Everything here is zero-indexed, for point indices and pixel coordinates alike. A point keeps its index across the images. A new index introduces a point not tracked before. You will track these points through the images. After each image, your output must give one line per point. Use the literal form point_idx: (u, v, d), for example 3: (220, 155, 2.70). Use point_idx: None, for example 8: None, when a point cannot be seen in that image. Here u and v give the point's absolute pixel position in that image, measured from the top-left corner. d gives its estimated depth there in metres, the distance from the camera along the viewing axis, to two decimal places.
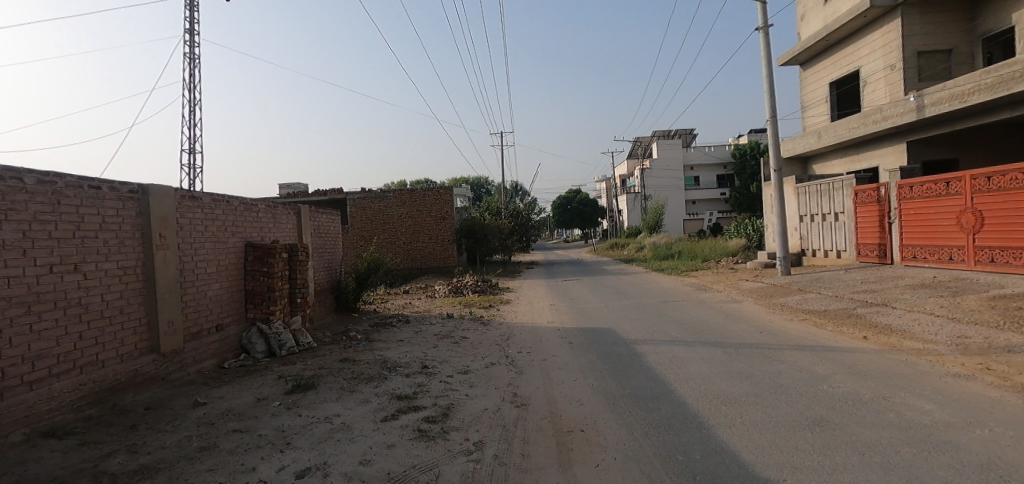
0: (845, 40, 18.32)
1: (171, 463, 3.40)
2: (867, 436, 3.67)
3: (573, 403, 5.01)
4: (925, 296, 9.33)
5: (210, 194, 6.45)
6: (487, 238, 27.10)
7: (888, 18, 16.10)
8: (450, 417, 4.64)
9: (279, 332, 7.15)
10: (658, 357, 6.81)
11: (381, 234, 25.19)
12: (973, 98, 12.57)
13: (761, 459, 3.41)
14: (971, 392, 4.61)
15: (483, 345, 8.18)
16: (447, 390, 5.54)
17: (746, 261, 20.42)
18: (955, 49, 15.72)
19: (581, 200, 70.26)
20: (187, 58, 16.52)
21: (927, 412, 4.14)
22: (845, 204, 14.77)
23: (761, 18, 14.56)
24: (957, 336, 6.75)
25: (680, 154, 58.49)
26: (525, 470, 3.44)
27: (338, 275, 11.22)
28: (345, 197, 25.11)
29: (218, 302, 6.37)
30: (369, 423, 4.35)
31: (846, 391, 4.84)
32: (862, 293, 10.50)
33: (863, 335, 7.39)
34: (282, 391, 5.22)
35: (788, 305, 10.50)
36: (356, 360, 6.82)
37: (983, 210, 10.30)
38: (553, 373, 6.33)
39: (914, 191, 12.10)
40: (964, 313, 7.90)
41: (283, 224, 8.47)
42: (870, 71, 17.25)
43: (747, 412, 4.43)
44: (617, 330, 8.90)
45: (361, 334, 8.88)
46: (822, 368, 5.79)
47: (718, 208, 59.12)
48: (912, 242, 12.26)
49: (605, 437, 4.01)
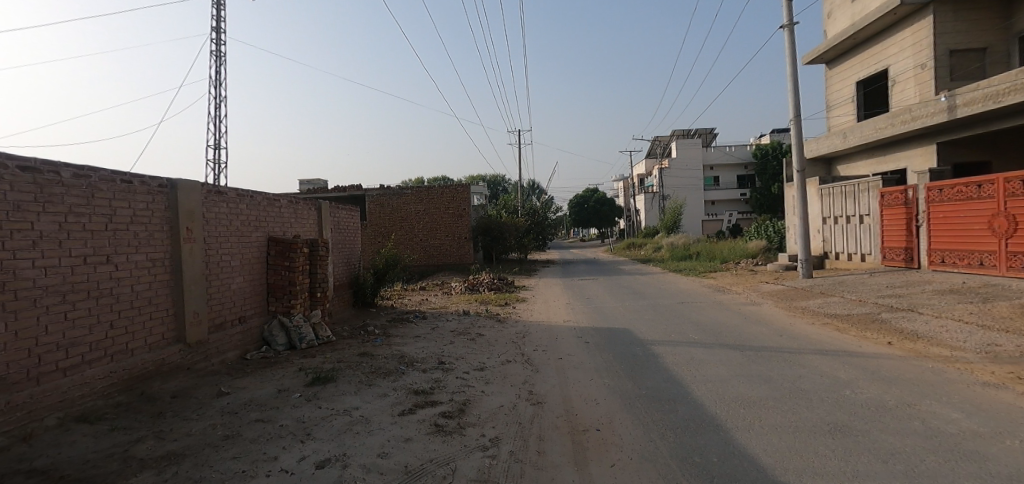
0: (872, 38, 17.88)
1: (196, 450, 3.50)
2: (892, 444, 3.60)
3: (589, 403, 4.99)
4: (953, 302, 9.05)
5: (236, 188, 6.59)
6: (504, 236, 27.12)
7: (919, 15, 15.66)
8: (467, 412, 4.67)
9: (299, 325, 7.28)
10: (676, 358, 6.76)
11: (399, 230, 25.44)
12: (1007, 99, 12.16)
13: (780, 464, 3.37)
14: (1000, 401, 4.49)
15: (500, 343, 8.21)
16: (463, 387, 5.57)
17: (766, 263, 20.11)
18: (990, 48, 15.22)
19: (598, 199, 69.96)
20: (213, 56, 16.85)
21: (953, 420, 4.05)
22: (870, 206, 14.43)
23: (786, 16, 14.27)
24: (987, 344, 6.54)
25: (699, 154, 57.80)
26: (541, 468, 3.45)
27: (356, 270, 11.34)
28: (364, 194, 25.38)
29: (241, 295, 6.51)
30: (386, 417, 4.41)
31: (869, 398, 4.75)
32: (887, 298, 10.24)
33: (888, 341, 7.22)
34: (302, 384, 5.30)
35: (809, 309, 10.29)
36: (374, 354, 6.91)
37: (1015, 214, 9.98)
38: (569, 372, 6.32)
39: (944, 193, 11.77)
40: (994, 320, 7.66)
41: (304, 220, 8.61)
42: (899, 70, 16.77)
43: (766, 416, 4.38)
44: (633, 331, 8.85)
45: (379, 329, 9.00)
46: (844, 372, 5.69)
47: (738, 209, 58.30)
48: (940, 247, 11.94)
49: (621, 438, 4.00)
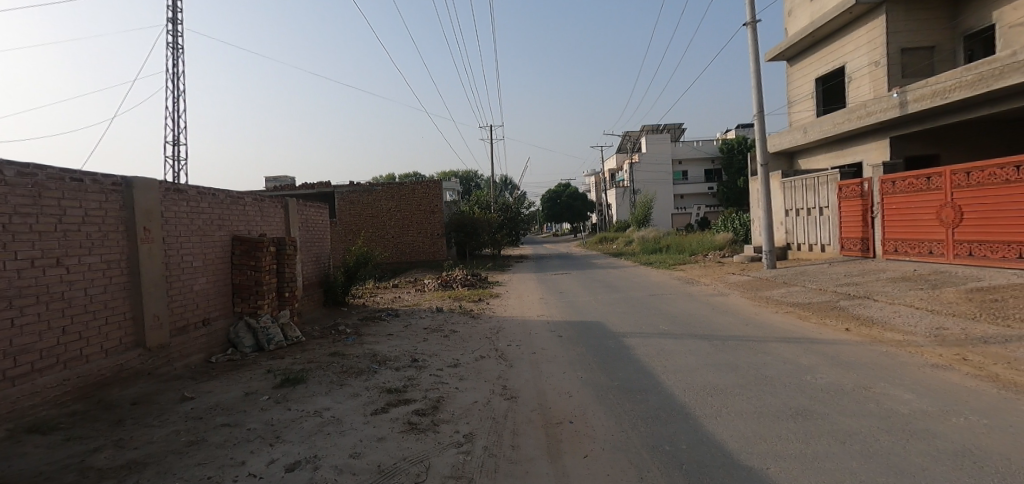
0: (830, 36, 18.53)
1: (159, 458, 3.38)
2: (849, 426, 3.77)
3: (562, 395, 5.06)
4: (906, 289, 9.52)
5: (196, 186, 6.36)
6: (477, 232, 26.99)
7: (873, 14, 16.31)
8: (440, 409, 4.66)
9: (267, 326, 7.10)
10: (645, 349, 6.92)
11: (370, 228, 25.11)
12: (953, 95, 12.81)
13: (745, 449, 3.48)
14: (947, 381, 4.75)
15: (474, 339, 8.21)
16: (437, 384, 5.54)
17: (733, 255, 20.67)
18: (937, 47, 15.97)
19: (570, 194, 70.61)
20: (170, 49, 16.21)
21: (905, 401, 4.26)
22: (829, 199, 14.99)
23: (749, 13, 14.64)
24: (936, 328, 6.90)
25: (669, 149, 58.90)
26: (515, 462, 3.48)
27: (326, 269, 11.13)
28: (333, 191, 24.88)
29: (205, 296, 6.31)
30: (359, 417, 4.36)
31: (828, 382, 4.95)
32: (846, 287, 10.68)
33: (846, 327, 7.54)
34: (271, 386, 5.20)
35: (774, 298, 10.63)
36: (346, 353, 6.81)
37: (961, 205, 10.54)
38: (542, 366, 6.38)
39: (896, 186, 12.34)
40: (942, 306, 8.08)
41: (270, 218, 8.38)
42: (855, 67, 17.43)
43: (733, 403, 4.53)
44: (605, 324, 8.97)
45: (351, 328, 8.87)
46: (805, 359, 5.92)
47: (706, 203, 59.68)
48: (893, 237, 12.51)
49: (594, 428, 4.07)
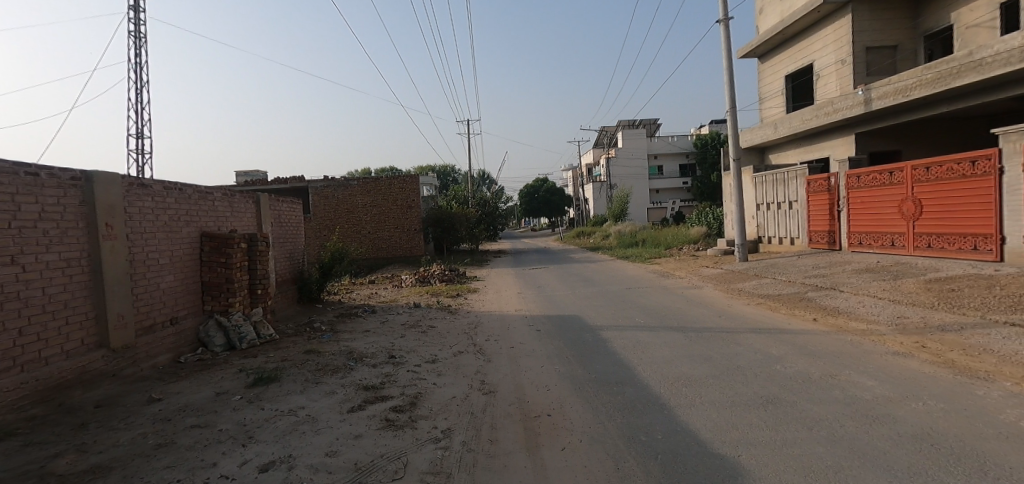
0: (799, 34, 18.97)
1: (125, 462, 3.28)
2: (817, 412, 3.89)
3: (540, 389, 5.09)
4: (870, 280, 9.87)
5: (162, 181, 6.16)
6: (454, 227, 26.87)
7: (840, 13, 16.76)
8: (418, 406, 4.64)
9: (239, 324, 6.93)
10: (622, 341, 7.02)
11: (345, 223, 24.74)
12: (914, 93, 13.29)
13: (718, 437, 3.57)
14: (908, 368, 4.96)
15: (452, 334, 8.19)
16: (415, 380, 5.51)
17: (706, 248, 21.08)
18: (899, 46, 16.51)
19: (548, 188, 70.84)
20: (131, 38, 15.60)
21: (869, 388, 4.42)
22: (798, 193, 15.40)
23: (721, 10, 14.87)
24: (897, 317, 7.19)
25: (644, 144, 59.59)
26: (493, 456, 3.49)
27: (300, 266, 10.92)
28: (307, 186, 24.46)
29: (172, 294, 6.13)
30: (335, 414, 4.31)
31: (797, 371, 5.11)
32: (813, 278, 11.02)
33: (813, 317, 7.79)
34: (244, 385, 5.08)
35: (746, 291, 10.89)
36: (321, 351, 6.71)
37: (921, 199, 10.97)
38: (520, 360, 6.41)
39: (860, 181, 12.75)
40: (904, 296, 8.40)
41: (241, 214, 8.17)
42: (822, 65, 17.90)
43: (706, 393, 4.62)
44: (582, 317, 9.06)
45: (326, 325, 8.74)
46: (775, 349, 6.09)
47: (681, 197, 60.66)
48: (858, 230, 12.93)
49: (571, 421, 4.11)
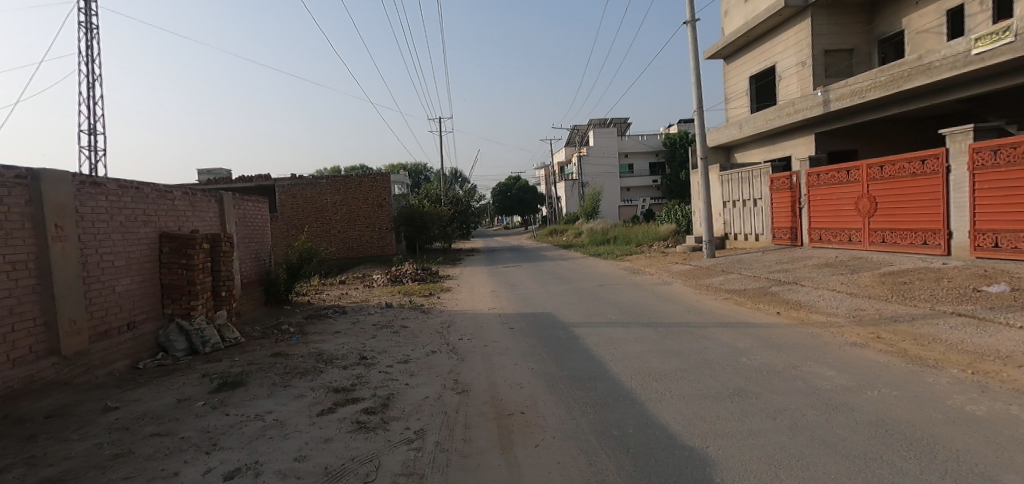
0: (762, 37, 19.54)
1: (79, 474, 3.13)
2: (779, 403, 4.03)
3: (514, 387, 5.10)
4: (829, 274, 10.27)
5: (116, 179, 5.90)
6: (426, 226, 26.65)
7: (800, 17, 17.34)
8: (391, 407, 4.58)
9: (202, 328, 6.70)
10: (595, 337, 7.11)
11: (314, 222, 24.24)
12: (869, 95, 13.87)
13: (687, 429, 3.66)
14: (864, 358, 5.18)
15: (424, 334, 8.12)
16: (387, 381, 5.45)
17: (676, 245, 21.51)
18: (855, 50, 17.20)
19: (521, 187, 71.02)
20: (82, 29, 14.87)
21: (828, 378, 4.60)
22: (762, 191, 15.88)
23: (688, 12, 15.17)
24: (854, 309, 7.50)
25: (615, 142, 60.37)
26: (467, 455, 3.48)
27: (267, 266, 10.64)
28: (274, 184, 23.87)
29: (130, 298, 5.88)
30: (303, 418, 4.22)
31: (762, 363, 5.28)
32: (776, 273, 11.39)
33: (777, 311, 8.07)
34: (207, 391, 4.92)
35: (713, 286, 11.18)
36: (289, 353, 6.55)
37: (876, 197, 11.48)
38: (494, 358, 6.40)
39: (820, 179, 13.24)
40: (860, 289, 8.77)
41: (203, 213, 7.90)
42: (784, 67, 18.49)
43: (676, 386, 4.72)
44: (555, 315, 9.13)
45: (294, 327, 8.55)
46: (741, 342, 6.27)
47: (651, 195, 61.73)
48: (818, 226, 13.43)
49: (545, 418, 4.14)
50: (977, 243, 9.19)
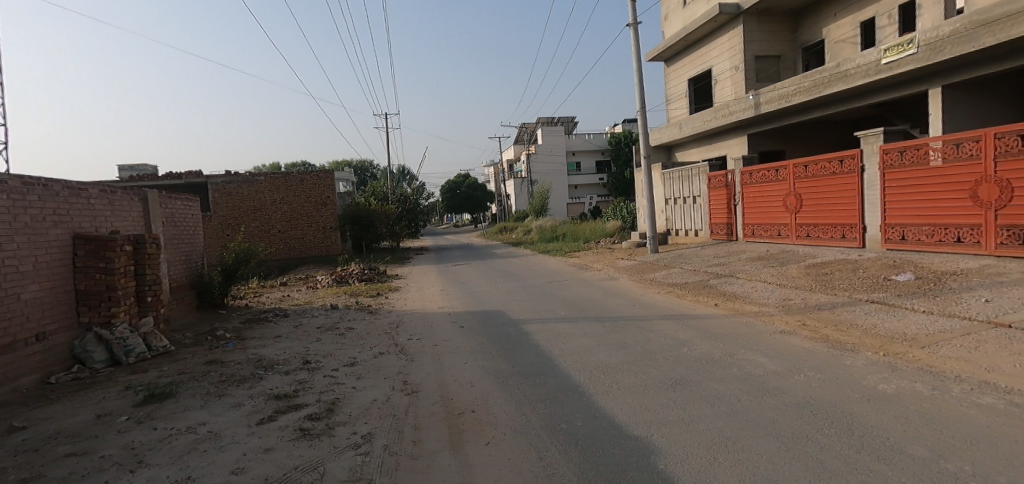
0: (699, 41, 20.43)
1: None
2: (717, 390, 4.23)
3: (464, 386, 5.08)
4: (761, 267, 10.90)
5: (19, 176, 5.36)
6: (373, 224, 26.01)
7: (733, 24, 18.26)
8: (336, 412, 4.44)
9: (124, 337, 6.22)
10: (544, 333, 7.19)
11: (252, 222, 23.07)
12: (795, 99, 14.82)
13: (633, 419, 3.78)
14: (792, 344, 5.54)
15: (372, 335, 7.93)
16: (332, 385, 5.28)
17: (621, 241, 22.12)
18: (782, 56, 18.31)
19: (470, 184, 70.72)
20: None
21: (761, 364, 4.88)
22: (700, 188, 16.63)
23: (631, 15, 15.61)
24: (784, 299, 8.01)
25: (563, 141, 61.29)
26: (416, 457, 3.44)
27: (199, 269, 10.01)
28: (206, 181, 22.52)
29: (38, 306, 5.37)
30: (241, 428, 4.01)
31: (701, 353, 5.52)
32: (714, 267, 11.96)
33: (715, 303, 8.47)
34: (131, 404, 4.58)
35: (656, 280, 11.58)
36: (225, 361, 6.21)
37: (801, 194, 12.28)
38: (444, 358, 6.35)
39: (752, 177, 14.02)
40: (788, 280, 9.37)
41: (124, 213, 7.33)
42: (719, 71, 19.42)
43: (622, 378, 4.86)
44: (505, 312, 9.17)
45: (231, 332, 8.11)
46: (683, 333, 6.53)
47: (597, 193, 63.16)
48: (750, 222, 14.21)
49: (495, 415, 4.15)
50: (887, 236, 10.03)
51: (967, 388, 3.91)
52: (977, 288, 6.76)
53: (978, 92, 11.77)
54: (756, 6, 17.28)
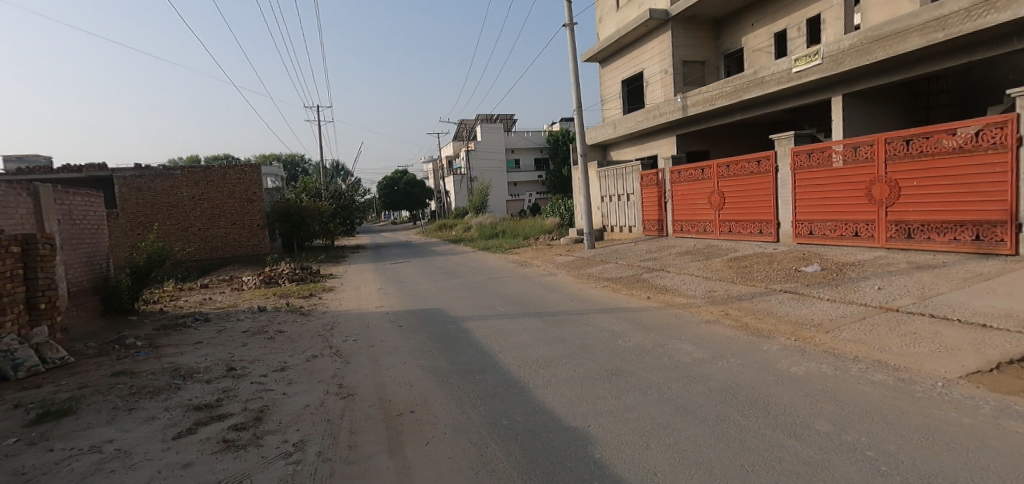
0: (631, 44, 21.18)
1: None
2: (649, 379, 4.41)
3: (402, 386, 4.97)
4: (689, 261, 11.50)
5: None
6: (305, 222, 24.86)
7: (662, 29, 19.08)
8: (264, 420, 4.19)
9: (12, 349, 5.54)
10: (484, 330, 7.19)
11: (168, 219, 21.36)
12: (719, 102, 15.72)
13: (571, 411, 3.85)
14: (716, 333, 5.89)
15: (304, 338, 7.57)
16: (260, 392, 4.99)
17: (559, 238, 22.55)
18: (707, 61, 19.36)
19: (408, 181, 69.38)
20: None
21: (688, 353, 5.14)
22: (633, 186, 17.27)
23: (567, 15, 15.88)
24: (709, 291, 8.50)
25: (502, 138, 61.52)
26: (352, 462, 3.31)
27: (104, 272, 9.13)
28: (112, 175, 20.60)
29: None
30: (155, 444, 3.68)
31: (634, 344, 5.73)
32: (646, 261, 12.48)
33: (647, 295, 8.84)
34: (22, 424, 4.10)
35: (593, 275, 11.91)
36: (136, 371, 5.70)
37: (724, 192, 13.07)
38: (382, 358, 6.18)
39: (680, 176, 14.74)
40: (713, 272, 9.94)
41: (9, 210, 6.53)
42: (650, 74, 20.23)
43: (560, 372, 4.95)
44: (445, 309, 9.09)
45: (143, 340, 7.45)
46: (617, 326, 6.76)
47: (536, 190, 64.00)
48: (679, 218, 14.95)
49: (435, 415, 4.09)
50: (798, 230, 10.89)
51: (863, 367, 4.33)
52: (873, 277, 7.50)
53: (873, 101, 13.02)
54: (683, 13, 18.14)
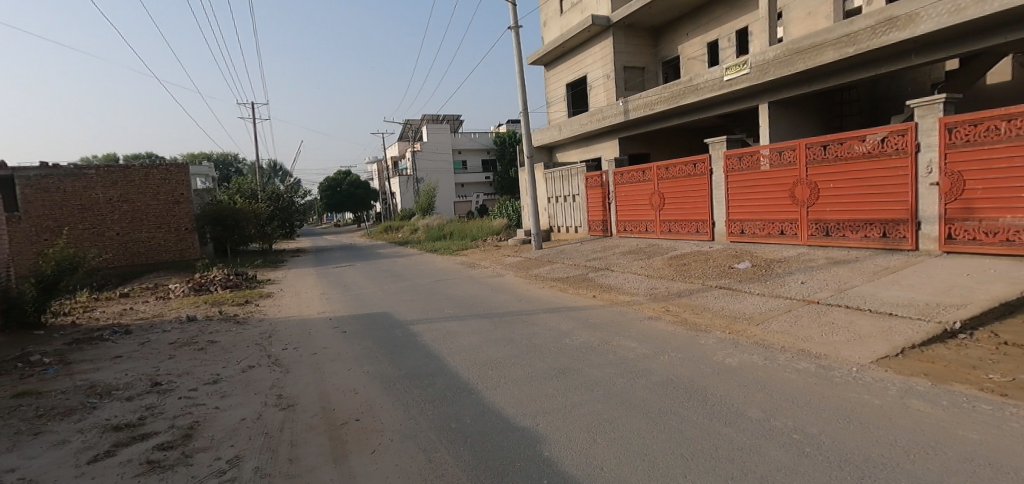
0: (575, 49, 21.63)
1: None
2: (595, 375, 4.52)
3: (347, 394, 4.81)
4: (632, 260, 11.87)
5: None
6: (239, 224, 23.60)
7: (604, 35, 19.62)
8: (195, 437, 3.93)
9: None
10: (432, 333, 7.10)
11: (81, 223, 19.61)
12: (658, 107, 16.35)
13: (519, 411, 3.88)
14: (658, 329, 6.11)
15: (239, 347, 7.17)
16: (189, 407, 4.67)
17: (506, 239, 22.65)
18: (646, 67, 20.09)
19: (352, 182, 67.44)
20: None
21: (633, 349, 5.30)
22: (578, 187, 17.63)
23: (512, 18, 15.98)
24: (651, 289, 8.80)
25: (448, 139, 61.06)
26: (293, 476, 3.17)
27: (4, 282, 8.24)
28: (14, 174, 18.71)
29: None
30: (66, 471, 3.36)
31: (581, 342, 5.85)
32: (592, 261, 12.76)
33: (593, 294, 9.04)
34: None
35: (540, 275, 12.04)
36: (43, 391, 5.18)
37: (663, 193, 13.60)
38: (324, 366, 5.96)
39: (622, 177, 15.21)
40: (654, 271, 10.32)
41: None
42: (593, 78, 20.75)
43: (509, 372, 4.97)
44: (392, 313, 8.90)
45: (51, 357, 6.78)
46: (564, 324, 6.88)
47: (483, 191, 63.98)
48: (622, 219, 15.41)
49: (381, 421, 3.99)
50: (731, 230, 11.52)
51: (790, 356, 4.63)
52: (797, 272, 8.05)
53: (795, 108, 13.98)
54: (623, 20, 18.73)
